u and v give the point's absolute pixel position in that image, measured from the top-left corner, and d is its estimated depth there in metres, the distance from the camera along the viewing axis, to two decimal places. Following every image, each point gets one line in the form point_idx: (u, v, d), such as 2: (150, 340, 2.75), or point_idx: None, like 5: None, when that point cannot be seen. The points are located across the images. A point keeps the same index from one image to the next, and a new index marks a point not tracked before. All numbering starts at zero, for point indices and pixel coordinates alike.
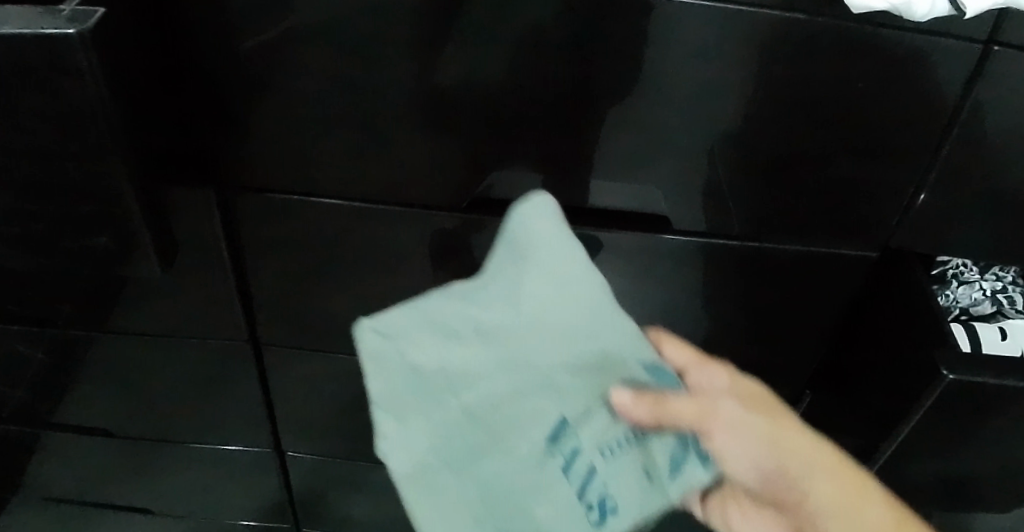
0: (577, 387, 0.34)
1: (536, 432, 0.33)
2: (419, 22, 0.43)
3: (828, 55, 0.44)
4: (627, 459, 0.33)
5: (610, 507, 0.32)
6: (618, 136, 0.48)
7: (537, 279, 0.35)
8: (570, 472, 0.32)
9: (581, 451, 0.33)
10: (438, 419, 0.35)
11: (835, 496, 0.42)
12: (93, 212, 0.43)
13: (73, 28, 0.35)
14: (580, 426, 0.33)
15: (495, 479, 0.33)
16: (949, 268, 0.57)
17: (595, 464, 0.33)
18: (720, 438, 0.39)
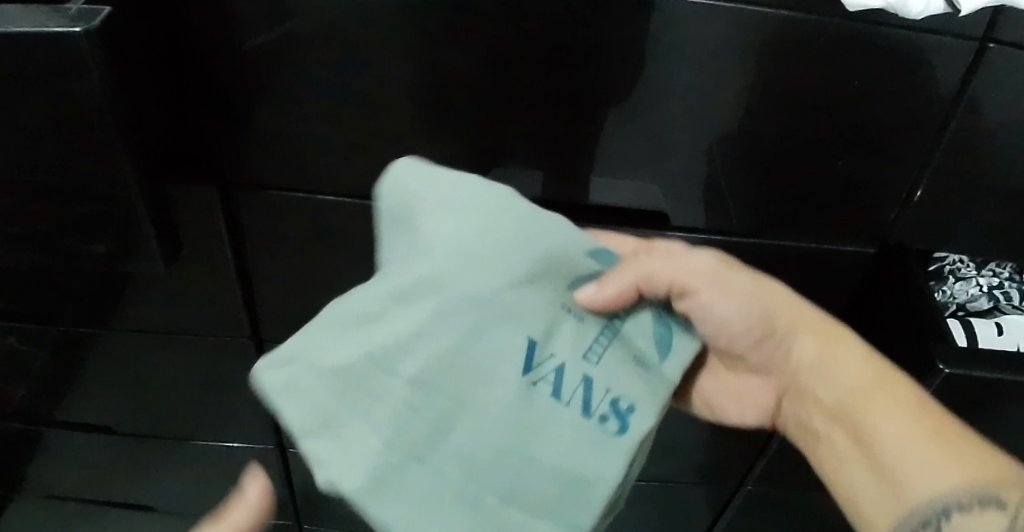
0: (530, 314, 0.34)
1: (510, 374, 0.33)
2: (422, 21, 0.43)
3: (826, 53, 0.44)
4: (611, 363, 0.35)
5: (620, 409, 0.34)
6: (618, 134, 0.49)
7: (433, 217, 0.33)
8: (562, 397, 0.34)
9: (566, 370, 0.34)
10: (385, 413, 0.32)
11: (817, 352, 0.44)
12: (97, 210, 0.43)
13: (79, 26, 0.35)
14: (549, 347, 0.34)
15: (485, 443, 0.32)
16: (946, 264, 0.58)
17: (587, 374, 0.34)
18: (702, 293, 0.40)
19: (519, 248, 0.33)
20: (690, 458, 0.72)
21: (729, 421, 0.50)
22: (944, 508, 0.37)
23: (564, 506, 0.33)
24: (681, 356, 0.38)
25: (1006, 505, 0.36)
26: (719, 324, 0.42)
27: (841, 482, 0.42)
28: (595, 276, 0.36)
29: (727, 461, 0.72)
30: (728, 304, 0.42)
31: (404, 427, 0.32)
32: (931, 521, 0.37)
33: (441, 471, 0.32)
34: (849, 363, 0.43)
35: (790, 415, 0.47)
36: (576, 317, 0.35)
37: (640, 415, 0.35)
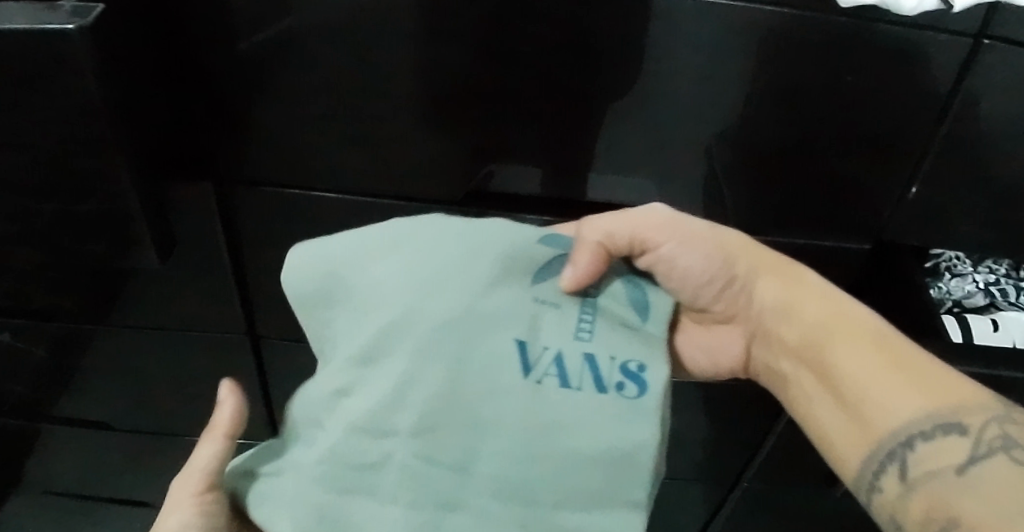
0: (499, 319, 0.33)
1: (507, 382, 0.32)
2: (416, 18, 0.43)
3: (820, 49, 0.44)
4: (602, 335, 0.34)
5: (629, 370, 0.33)
6: (612, 131, 0.49)
7: (363, 275, 0.34)
8: (570, 382, 0.33)
9: (563, 359, 0.33)
10: (396, 474, 0.31)
11: (778, 295, 0.45)
12: (91, 208, 0.43)
13: (72, 24, 0.36)
14: (539, 342, 0.33)
15: (512, 459, 0.31)
16: (942, 261, 0.58)
17: (584, 351, 0.33)
18: (664, 245, 0.44)
19: (459, 259, 0.33)
20: (687, 453, 0.72)
21: (702, 369, 0.50)
22: (908, 437, 0.37)
23: (616, 486, 0.32)
24: (659, 303, 0.37)
25: (969, 430, 0.36)
26: (683, 274, 0.45)
27: (804, 419, 0.43)
28: (545, 261, 0.35)
29: (724, 458, 0.72)
30: (688, 249, 0.44)
31: (426, 479, 0.31)
32: (896, 450, 0.38)
33: (484, 503, 0.31)
34: (810, 302, 0.43)
35: (760, 362, 0.48)
36: (552, 305, 0.34)
37: (651, 369, 0.34)
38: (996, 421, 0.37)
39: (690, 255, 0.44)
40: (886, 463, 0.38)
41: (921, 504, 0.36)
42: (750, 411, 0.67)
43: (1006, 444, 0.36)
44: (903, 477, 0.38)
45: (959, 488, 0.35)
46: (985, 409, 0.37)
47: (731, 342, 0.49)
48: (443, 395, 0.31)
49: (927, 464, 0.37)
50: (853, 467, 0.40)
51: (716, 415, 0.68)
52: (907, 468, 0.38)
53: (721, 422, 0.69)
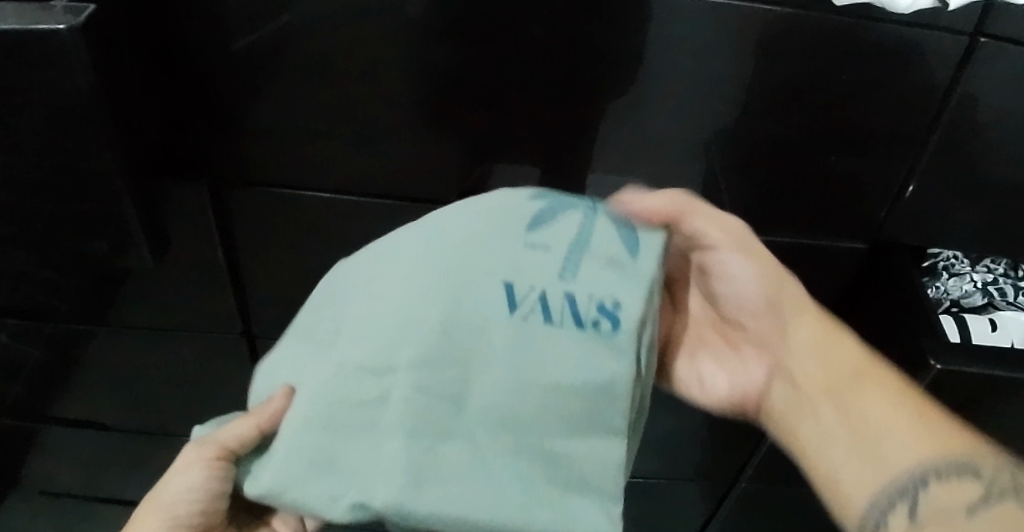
0: (485, 263, 0.33)
1: (483, 320, 0.32)
2: (409, 17, 0.43)
3: (815, 48, 0.44)
4: (584, 271, 0.34)
5: (606, 307, 0.33)
6: (607, 130, 0.48)
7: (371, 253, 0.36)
8: (552, 319, 0.33)
9: (546, 296, 0.33)
10: (393, 412, 0.31)
11: (816, 354, 0.44)
12: (84, 208, 0.43)
13: (64, 24, 0.36)
14: (525, 281, 0.33)
15: (494, 396, 0.31)
16: (940, 260, 0.58)
17: (564, 291, 0.33)
18: (695, 220, 0.43)
19: (461, 217, 0.35)
20: (685, 453, 0.72)
21: (719, 398, 0.49)
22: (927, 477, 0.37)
23: (594, 421, 0.32)
24: (647, 244, 0.36)
25: (983, 474, 0.35)
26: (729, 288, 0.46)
27: (822, 467, 0.42)
28: (544, 206, 0.36)
29: (722, 458, 0.72)
30: (743, 276, 0.45)
31: (420, 413, 0.31)
32: (908, 487, 0.37)
33: (471, 440, 0.31)
34: (842, 349, 0.43)
35: (776, 401, 0.46)
36: (542, 248, 0.34)
37: (625, 307, 0.33)
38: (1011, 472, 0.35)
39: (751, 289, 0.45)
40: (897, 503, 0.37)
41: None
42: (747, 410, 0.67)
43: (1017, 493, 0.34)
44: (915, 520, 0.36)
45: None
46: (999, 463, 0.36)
47: (752, 364, 0.48)
48: (428, 335, 0.31)
49: (940, 505, 0.36)
50: (858, 512, 0.39)
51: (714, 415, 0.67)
52: (917, 508, 0.36)
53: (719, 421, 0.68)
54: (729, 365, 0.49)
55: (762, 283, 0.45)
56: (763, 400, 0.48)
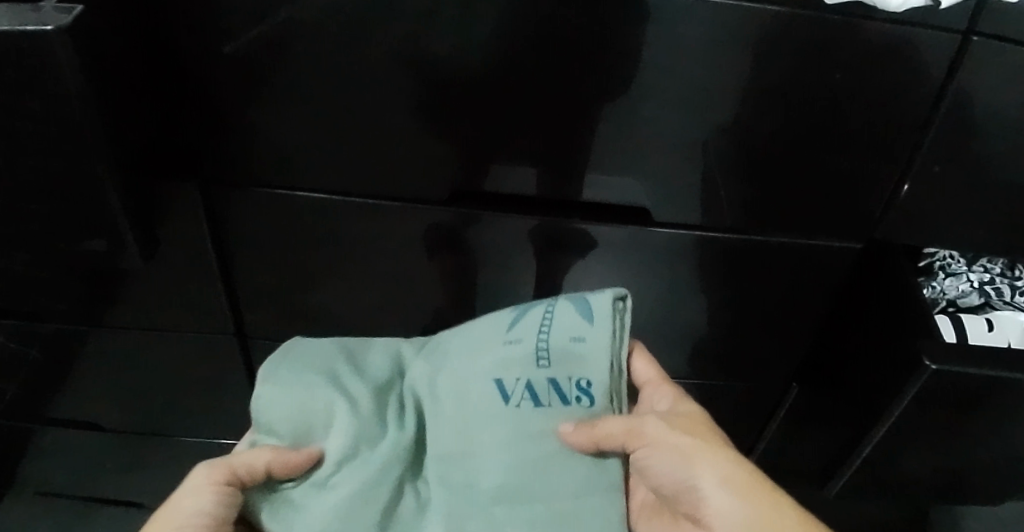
0: (479, 368, 0.42)
1: (489, 407, 0.41)
2: (398, 18, 0.43)
3: (806, 47, 0.44)
4: (557, 352, 0.41)
5: (582, 385, 0.41)
6: (599, 131, 0.48)
7: (370, 360, 0.44)
8: (540, 400, 0.41)
9: (533, 382, 0.41)
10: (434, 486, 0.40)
11: (728, 502, 0.40)
12: (74, 209, 0.43)
13: (51, 25, 0.36)
14: (512, 374, 0.41)
15: (506, 466, 0.40)
16: (937, 260, 0.57)
17: (548, 376, 0.41)
18: (640, 447, 0.41)
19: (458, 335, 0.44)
20: None
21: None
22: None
23: (600, 481, 0.40)
24: (600, 303, 0.42)
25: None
26: (662, 478, 0.42)
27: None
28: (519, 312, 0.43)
29: None
30: (688, 483, 0.41)
31: (452, 487, 0.40)
32: None
33: (493, 510, 0.39)
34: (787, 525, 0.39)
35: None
36: (517, 341, 0.41)
37: (597, 379, 0.41)
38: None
39: (676, 467, 0.41)
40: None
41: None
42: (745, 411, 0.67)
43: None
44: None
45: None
46: None
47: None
48: (451, 420, 0.41)
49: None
50: None
51: None
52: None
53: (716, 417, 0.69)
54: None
55: (695, 467, 0.41)
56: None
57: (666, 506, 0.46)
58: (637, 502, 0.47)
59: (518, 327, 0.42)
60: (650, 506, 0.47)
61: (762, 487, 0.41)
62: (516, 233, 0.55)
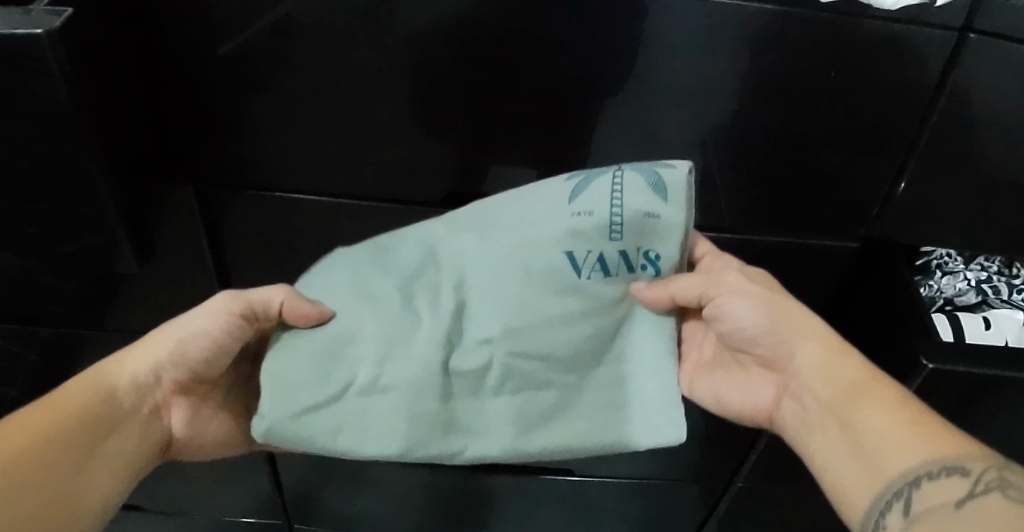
0: (547, 243, 0.42)
1: (555, 285, 0.42)
2: (394, 18, 0.43)
3: (802, 45, 0.44)
4: (630, 226, 0.41)
5: (650, 255, 0.43)
6: (596, 131, 0.48)
7: (407, 247, 0.44)
8: (609, 271, 0.43)
9: (603, 255, 0.42)
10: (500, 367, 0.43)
11: (803, 344, 0.45)
12: (68, 213, 0.43)
13: (41, 28, 0.36)
14: (583, 246, 0.42)
15: (573, 339, 0.43)
16: (933, 258, 0.57)
17: (619, 249, 0.42)
18: (718, 296, 0.45)
19: (503, 212, 0.43)
20: (689, 459, 0.69)
21: (730, 411, 0.49)
22: (915, 477, 0.40)
23: (653, 339, 0.45)
24: (670, 179, 0.41)
25: (970, 472, 0.39)
26: (738, 327, 0.46)
27: (822, 470, 0.44)
28: (580, 180, 0.42)
29: (723, 462, 0.69)
30: (766, 325, 0.46)
31: (521, 366, 0.43)
32: (903, 490, 0.40)
33: (564, 376, 0.44)
34: (846, 365, 0.44)
35: (788, 418, 0.47)
36: (586, 214, 0.41)
37: (668, 252, 0.43)
38: (994, 466, 0.39)
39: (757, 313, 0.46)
40: (891, 501, 0.40)
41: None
42: None
43: (1003, 485, 0.38)
44: (908, 511, 0.39)
45: (959, 520, 0.37)
46: (984, 458, 0.40)
47: (763, 389, 0.48)
48: (514, 301, 0.42)
49: (927, 501, 0.39)
50: (862, 508, 0.41)
51: (715, 424, 0.65)
52: (911, 505, 0.39)
53: (717, 429, 0.65)
54: (740, 386, 0.49)
55: (772, 312, 0.46)
56: (775, 418, 0.48)
57: (733, 352, 0.49)
58: (694, 361, 0.50)
59: (583, 203, 0.41)
60: (709, 361, 0.50)
61: (819, 331, 0.46)
62: None
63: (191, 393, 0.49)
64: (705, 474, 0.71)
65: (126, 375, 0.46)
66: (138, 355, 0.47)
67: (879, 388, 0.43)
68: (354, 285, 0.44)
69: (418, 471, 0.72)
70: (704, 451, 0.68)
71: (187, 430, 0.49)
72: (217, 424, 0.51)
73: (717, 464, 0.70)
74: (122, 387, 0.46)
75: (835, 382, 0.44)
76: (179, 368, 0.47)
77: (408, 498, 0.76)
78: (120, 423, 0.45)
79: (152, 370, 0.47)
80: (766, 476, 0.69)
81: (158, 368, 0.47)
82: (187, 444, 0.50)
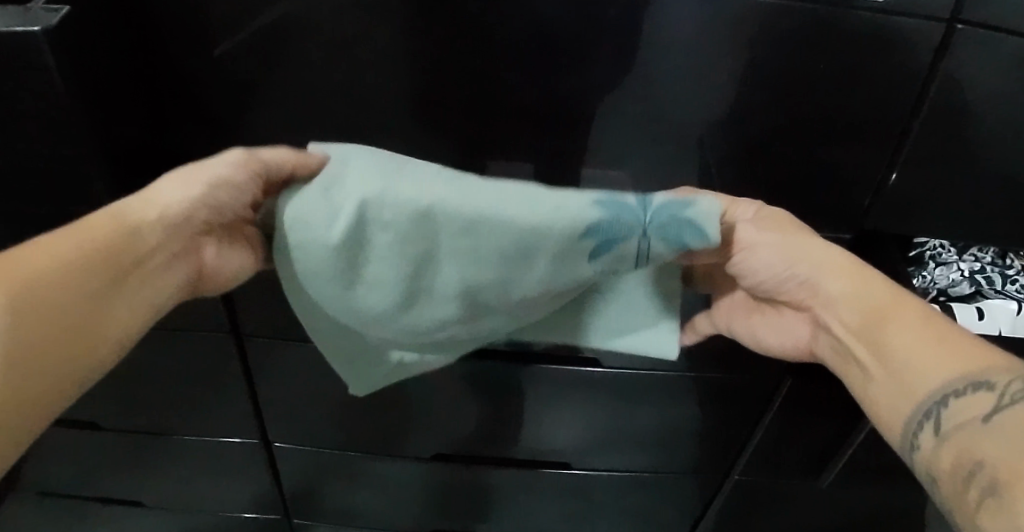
0: (558, 284, 0.40)
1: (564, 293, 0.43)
2: (386, 14, 0.43)
3: (790, 36, 0.44)
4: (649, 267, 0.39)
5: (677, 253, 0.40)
6: (590, 124, 0.48)
7: (392, 276, 0.40)
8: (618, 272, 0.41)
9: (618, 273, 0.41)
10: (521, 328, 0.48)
11: (825, 283, 0.44)
12: (67, 208, 0.44)
13: (38, 25, 0.37)
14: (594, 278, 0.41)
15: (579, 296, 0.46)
16: (926, 249, 0.58)
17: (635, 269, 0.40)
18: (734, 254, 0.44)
19: (492, 250, 0.38)
20: (689, 450, 0.69)
21: (772, 351, 0.50)
22: (943, 395, 0.39)
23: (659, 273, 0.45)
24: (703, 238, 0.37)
25: (995, 386, 0.37)
26: (757, 278, 0.45)
27: (859, 394, 0.44)
28: (591, 237, 0.37)
29: (722, 454, 0.69)
30: (785, 271, 0.44)
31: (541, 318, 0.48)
32: (932, 409, 0.39)
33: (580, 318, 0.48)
34: (867, 289, 0.43)
35: (826, 350, 0.47)
36: (603, 273, 0.40)
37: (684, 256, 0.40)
38: (1020, 377, 0.37)
39: (777, 247, 0.44)
40: (922, 421, 0.40)
41: (953, 453, 0.38)
42: (751, 409, 0.64)
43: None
44: (937, 430, 0.39)
45: (984, 437, 0.36)
46: (1012, 370, 0.38)
47: (797, 324, 0.48)
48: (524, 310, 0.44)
49: (955, 419, 0.38)
50: (897, 429, 0.41)
51: (713, 416, 0.65)
52: (940, 424, 0.39)
53: (714, 421, 0.66)
54: (775, 326, 0.49)
55: (787, 256, 0.44)
56: (816, 350, 0.48)
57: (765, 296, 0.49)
58: (732, 306, 0.51)
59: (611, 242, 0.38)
60: (748, 304, 0.50)
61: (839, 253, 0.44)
62: None
63: (217, 227, 0.43)
64: (704, 466, 0.71)
65: (155, 211, 0.39)
66: (177, 185, 0.39)
67: (902, 309, 0.42)
68: (357, 311, 0.43)
69: (416, 463, 0.72)
70: (703, 443, 0.68)
71: (215, 262, 0.44)
72: (240, 257, 0.45)
73: (716, 456, 0.70)
74: (146, 225, 0.39)
75: (856, 309, 0.43)
76: (213, 214, 0.41)
77: (408, 491, 0.77)
78: (142, 264, 0.40)
79: (181, 209, 0.40)
80: (763, 467, 0.69)
81: (189, 208, 0.40)
82: (214, 275, 0.45)
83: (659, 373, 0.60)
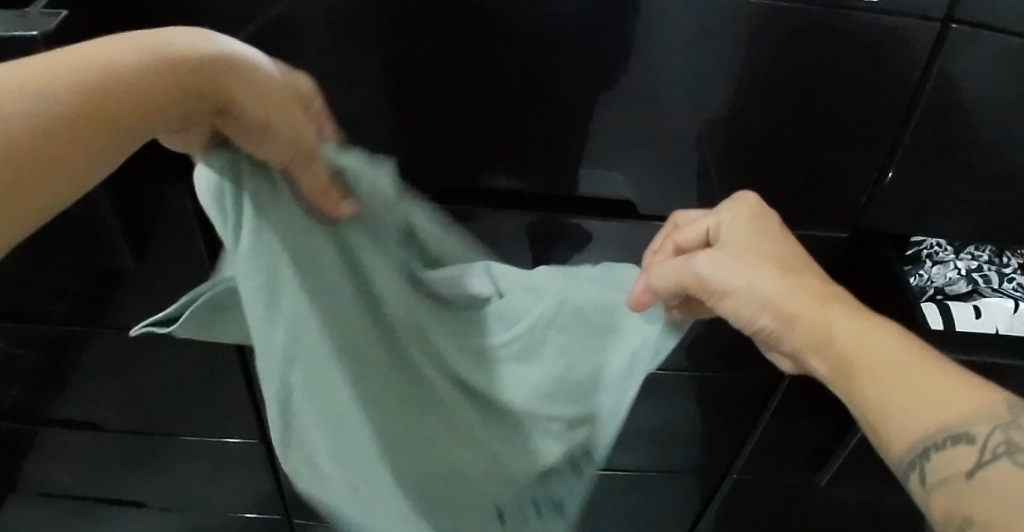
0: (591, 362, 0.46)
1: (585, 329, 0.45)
2: (382, 18, 0.44)
3: (783, 37, 0.44)
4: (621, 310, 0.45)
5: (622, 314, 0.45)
6: (586, 126, 0.49)
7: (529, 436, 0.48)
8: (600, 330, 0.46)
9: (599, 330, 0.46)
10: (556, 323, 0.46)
11: (791, 330, 0.37)
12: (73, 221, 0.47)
13: (35, 30, 0.37)
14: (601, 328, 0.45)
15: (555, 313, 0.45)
16: (923, 248, 0.59)
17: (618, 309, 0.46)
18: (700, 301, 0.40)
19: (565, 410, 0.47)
20: (689, 450, 0.69)
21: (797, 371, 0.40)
22: (923, 449, 0.30)
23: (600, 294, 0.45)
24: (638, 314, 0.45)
25: (976, 438, 0.29)
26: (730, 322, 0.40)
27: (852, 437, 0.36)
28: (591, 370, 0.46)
29: (722, 453, 0.70)
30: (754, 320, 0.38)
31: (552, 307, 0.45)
32: (915, 464, 0.31)
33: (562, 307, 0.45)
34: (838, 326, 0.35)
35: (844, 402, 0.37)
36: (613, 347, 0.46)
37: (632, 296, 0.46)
38: (1001, 426, 0.29)
39: (734, 288, 0.38)
40: (909, 476, 0.31)
41: (942, 515, 0.29)
42: (750, 408, 0.65)
43: (1014, 452, 0.28)
44: (924, 483, 0.30)
45: (971, 499, 0.28)
46: (994, 416, 0.30)
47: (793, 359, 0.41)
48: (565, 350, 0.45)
49: (937, 475, 0.30)
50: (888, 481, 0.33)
51: (712, 415, 0.65)
52: (926, 477, 0.30)
53: (713, 420, 0.66)
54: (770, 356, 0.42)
55: (741, 303, 0.38)
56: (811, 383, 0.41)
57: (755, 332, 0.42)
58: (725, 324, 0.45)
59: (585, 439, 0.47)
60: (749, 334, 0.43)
61: (810, 285, 0.37)
62: (519, 226, 0.54)
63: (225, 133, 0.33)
64: (704, 466, 0.71)
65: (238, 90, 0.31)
66: (257, 104, 0.32)
67: (871, 348, 0.33)
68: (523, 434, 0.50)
69: None
70: (702, 443, 0.68)
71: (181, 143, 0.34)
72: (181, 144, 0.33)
73: (717, 455, 0.70)
74: (226, 99, 0.31)
75: (824, 356, 0.36)
76: (249, 136, 0.32)
77: None
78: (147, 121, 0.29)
79: (262, 112, 0.32)
80: (762, 466, 0.70)
81: (265, 118, 0.32)
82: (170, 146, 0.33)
83: (660, 373, 0.61)
